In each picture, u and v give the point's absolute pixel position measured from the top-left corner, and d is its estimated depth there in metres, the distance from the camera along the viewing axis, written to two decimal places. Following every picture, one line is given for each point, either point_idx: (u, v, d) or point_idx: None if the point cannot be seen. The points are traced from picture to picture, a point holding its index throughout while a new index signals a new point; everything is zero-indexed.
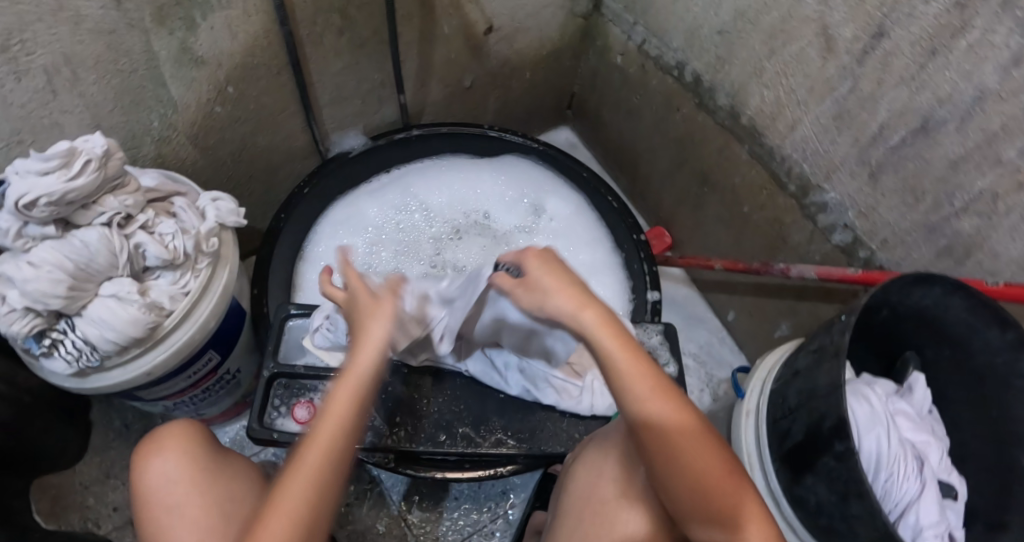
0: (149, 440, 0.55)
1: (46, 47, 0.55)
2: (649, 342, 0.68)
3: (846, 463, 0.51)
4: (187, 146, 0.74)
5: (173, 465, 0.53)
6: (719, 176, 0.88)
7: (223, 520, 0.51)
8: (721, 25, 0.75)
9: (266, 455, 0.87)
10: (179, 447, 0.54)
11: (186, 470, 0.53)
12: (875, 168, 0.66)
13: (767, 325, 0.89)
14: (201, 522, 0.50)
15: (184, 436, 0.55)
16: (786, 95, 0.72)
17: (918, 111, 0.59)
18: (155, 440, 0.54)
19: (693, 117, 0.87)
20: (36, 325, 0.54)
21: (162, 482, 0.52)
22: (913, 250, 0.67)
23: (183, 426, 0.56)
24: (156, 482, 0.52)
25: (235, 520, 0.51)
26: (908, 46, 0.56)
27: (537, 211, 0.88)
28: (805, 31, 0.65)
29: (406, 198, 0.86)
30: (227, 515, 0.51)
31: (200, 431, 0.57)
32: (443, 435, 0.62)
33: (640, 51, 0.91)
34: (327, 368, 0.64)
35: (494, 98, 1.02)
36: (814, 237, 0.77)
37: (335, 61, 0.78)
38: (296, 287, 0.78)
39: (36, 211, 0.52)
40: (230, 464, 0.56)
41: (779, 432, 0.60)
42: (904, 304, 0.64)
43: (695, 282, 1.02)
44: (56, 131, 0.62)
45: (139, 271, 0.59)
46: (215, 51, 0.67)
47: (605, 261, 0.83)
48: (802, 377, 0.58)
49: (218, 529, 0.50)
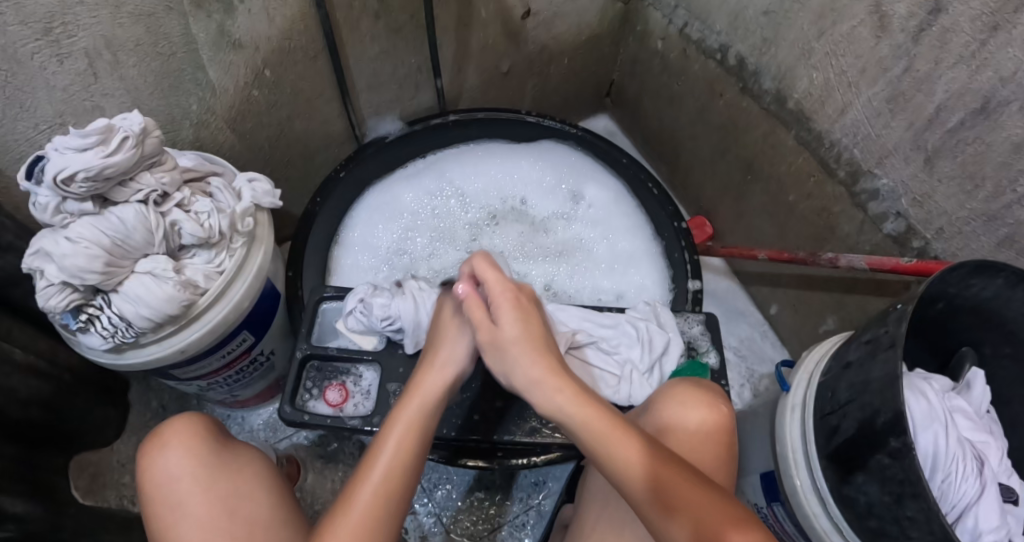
0: (152, 437, 0.54)
1: (87, 29, 0.55)
2: (689, 332, 0.67)
3: (902, 462, 0.48)
4: (224, 130, 0.74)
5: (175, 462, 0.52)
6: (764, 165, 0.85)
7: (229, 519, 0.50)
8: (768, 6, 0.72)
9: (299, 440, 0.87)
10: (180, 444, 0.53)
11: (189, 466, 0.52)
12: (931, 153, 0.63)
13: (812, 319, 0.85)
14: (206, 519, 0.49)
15: (185, 434, 0.53)
16: (836, 78, 0.69)
17: (978, 91, 0.55)
18: (157, 437, 0.53)
19: (736, 102, 0.84)
20: (73, 300, 0.55)
21: (165, 479, 0.51)
22: (972, 240, 0.64)
23: (186, 420, 0.55)
24: (160, 479, 0.51)
25: (241, 521, 0.50)
26: (968, 23, 0.53)
27: (575, 198, 0.86)
28: (857, 9, 0.62)
29: (442, 183, 0.85)
30: (234, 515, 0.50)
31: (204, 424, 0.55)
32: (476, 418, 0.60)
33: (681, 36, 0.88)
34: (362, 350, 0.64)
35: (532, 85, 1.00)
36: (865, 227, 0.73)
37: (371, 46, 0.77)
38: (331, 271, 0.78)
39: (74, 186, 0.52)
40: (235, 455, 0.55)
41: (827, 428, 0.57)
42: (962, 298, 0.60)
43: (736, 274, 0.99)
44: (97, 113, 0.63)
45: (175, 249, 0.60)
46: (252, 35, 0.67)
47: (644, 248, 0.81)
48: (854, 370, 0.55)
49: (224, 528, 0.49)
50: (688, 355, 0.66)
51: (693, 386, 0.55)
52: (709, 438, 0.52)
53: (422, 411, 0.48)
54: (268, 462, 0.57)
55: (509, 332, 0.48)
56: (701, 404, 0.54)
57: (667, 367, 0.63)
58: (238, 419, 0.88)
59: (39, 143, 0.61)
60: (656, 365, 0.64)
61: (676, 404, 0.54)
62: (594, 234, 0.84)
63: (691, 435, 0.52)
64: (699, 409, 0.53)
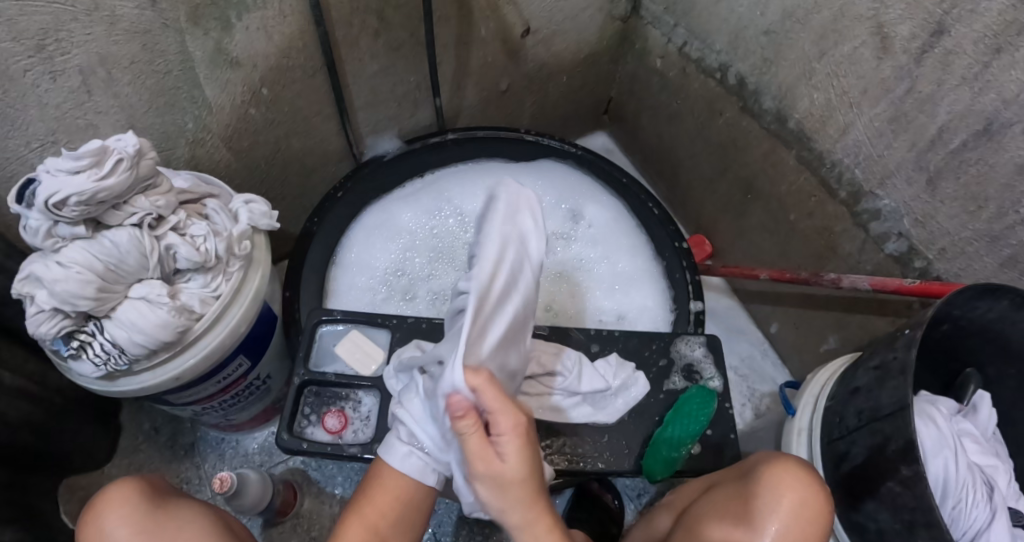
0: (88, 507, 0.51)
1: (81, 47, 0.54)
2: (691, 355, 0.67)
3: (914, 490, 0.48)
4: (220, 148, 0.73)
5: (111, 528, 0.50)
6: (764, 183, 0.85)
7: None
8: (769, 25, 0.72)
9: (295, 463, 0.85)
10: (117, 510, 0.50)
11: (128, 531, 0.50)
12: (934, 174, 0.63)
13: (814, 338, 0.85)
14: None
15: (122, 496, 0.51)
16: (837, 98, 0.69)
17: (981, 113, 0.55)
18: (96, 502, 0.51)
19: (736, 121, 0.85)
20: (65, 326, 0.53)
21: None
22: (975, 261, 0.63)
23: (122, 482, 0.53)
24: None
25: None
26: (970, 45, 0.53)
27: (575, 217, 0.85)
28: (858, 30, 0.62)
29: (440, 203, 0.83)
30: None
31: (140, 485, 0.53)
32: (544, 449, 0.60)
33: (680, 54, 0.88)
34: (359, 376, 0.63)
35: (531, 102, 1.00)
36: (866, 247, 0.73)
37: (370, 64, 0.77)
38: (328, 292, 0.76)
39: (66, 210, 0.50)
40: (174, 510, 0.53)
41: (835, 454, 0.57)
42: (969, 319, 0.59)
43: (736, 292, 0.98)
44: (91, 131, 0.62)
45: (170, 273, 0.58)
46: (250, 53, 0.66)
47: (645, 268, 0.80)
48: (863, 395, 0.55)
49: None
50: (693, 380, 0.65)
51: (805, 465, 0.51)
52: (800, 521, 0.48)
53: (382, 507, 0.47)
54: (211, 515, 0.55)
55: (510, 473, 0.37)
56: (784, 480, 0.50)
57: (633, 395, 0.63)
58: (232, 442, 0.87)
59: (30, 161, 0.60)
60: (623, 390, 0.63)
61: (764, 484, 0.50)
62: (595, 254, 0.83)
63: (770, 502, 0.49)
64: (781, 485, 0.49)
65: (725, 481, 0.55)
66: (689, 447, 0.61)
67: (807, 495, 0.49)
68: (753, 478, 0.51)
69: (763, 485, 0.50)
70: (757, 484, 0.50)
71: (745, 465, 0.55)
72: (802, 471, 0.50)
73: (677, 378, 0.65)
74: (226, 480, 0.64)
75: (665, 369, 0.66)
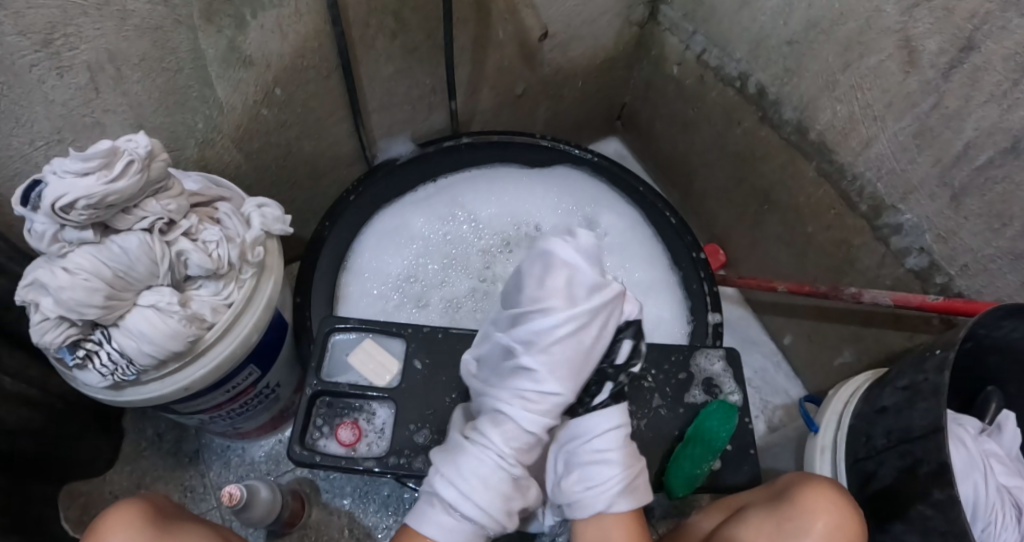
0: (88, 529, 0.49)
1: (90, 43, 0.51)
2: (710, 369, 0.65)
3: (947, 513, 0.47)
4: (231, 149, 0.71)
5: None
6: (782, 195, 0.84)
7: None
8: (792, 35, 0.72)
9: (303, 473, 0.83)
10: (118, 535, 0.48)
11: None
12: (958, 191, 0.62)
13: (828, 351, 0.84)
14: None
15: (122, 520, 0.48)
16: (861, 111, 0.68)
17: (1008, 131, 0.54)
18: (96, 525, 0.49)
19: (754, 131, 0.84)
20: (70, 335, 0.51)
21: None
22: (997, 278, 0.63)
23: (126, 504, 0.50)
24: None
25: None
26: (1000, 62, 0.52)
27: (591, 225, 0.83)
28: (885, 43, 0.61)
29: (453, 208, 0.82)
30: None
31: (147, 508, 0.51)
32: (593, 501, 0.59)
33: (698, 61, 0.88)
34: (372, 387, 0.61)
35: (545, 107, 0.99)
36: (886, 261, 0.73)
37: (386, 65, 0.75)
38: (339, 298, 0.74)
39: (73, 214, 0.48)
40: (178, 535, 0.50)
41: (861, 474, 0.56)
42: (995, 338, 0.58)
43: (749, 303, 0.98)
44: (98, 130, 0.59)
45: (180, 280, 0.56)
46: (264, 52, 0.63)
47: (662, 279, 0.79)
48: (891, 416, 0.54)
49: None
50: (712, 394, 0.64)
51: (836, 485, 0.52)
52: None
53: None
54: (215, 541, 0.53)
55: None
56: (818, 501, 0.50)
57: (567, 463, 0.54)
58: (237, 450, 0.84)
59: (35, 159, 0.57)
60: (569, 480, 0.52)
61: (798, 506, 0.50)
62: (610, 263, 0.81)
63: (806, 523, 0.50)
64: (816, 508, 0.50)
65: (756, 501, 0.55)
66: (712, 463, 0.60)
67: (838, 511, 0.50)
68: (785, 500, 0.52)
69: (797, 507, 0.50)
70: (791, 506, 0.51)
71: (775, 487, 0.55)
72: (835, 493, 0.51)
73: (697, 392, 0.64)
74: (234, 493, 0.62)
75: (685, 383, 0.65)
